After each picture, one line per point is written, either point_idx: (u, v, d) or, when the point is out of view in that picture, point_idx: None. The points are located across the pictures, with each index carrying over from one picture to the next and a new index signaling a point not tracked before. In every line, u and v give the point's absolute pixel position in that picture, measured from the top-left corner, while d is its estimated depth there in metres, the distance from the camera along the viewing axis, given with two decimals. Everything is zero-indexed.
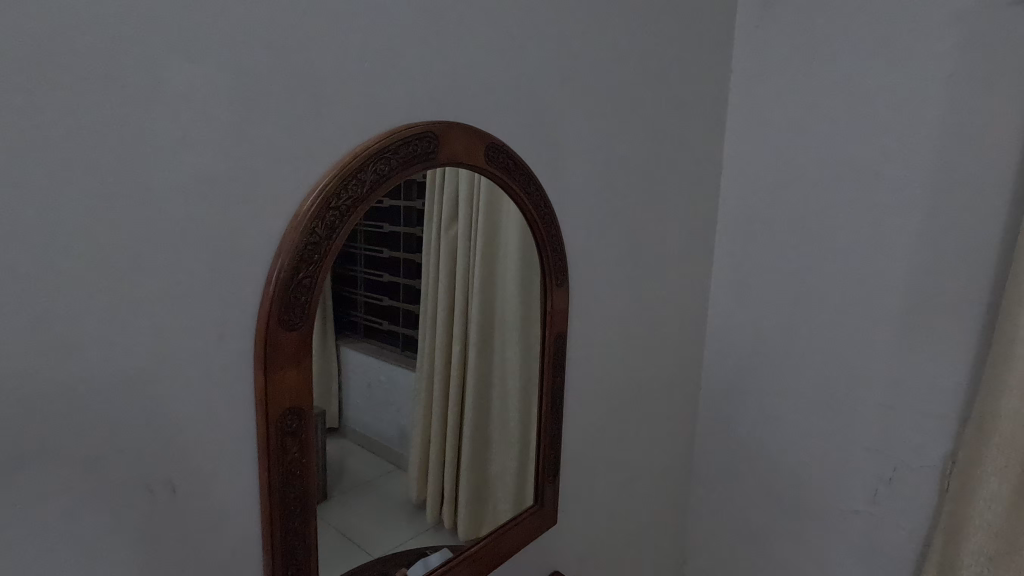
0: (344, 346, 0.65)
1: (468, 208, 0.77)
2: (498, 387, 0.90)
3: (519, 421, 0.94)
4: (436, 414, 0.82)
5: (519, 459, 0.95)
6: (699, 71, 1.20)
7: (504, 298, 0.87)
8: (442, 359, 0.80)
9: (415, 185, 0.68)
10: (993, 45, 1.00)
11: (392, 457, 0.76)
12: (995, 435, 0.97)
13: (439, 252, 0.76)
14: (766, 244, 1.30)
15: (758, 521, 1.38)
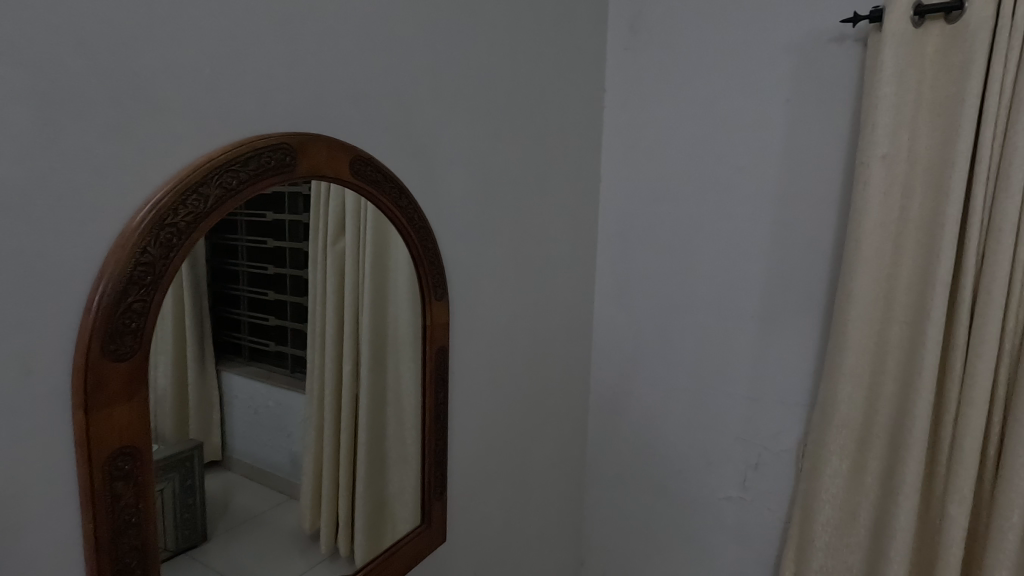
0: (225, 371, 0.66)
1: (356, 224, 0.77)
2: (392, 404, 0.89)
3: (415, 438, 0.93)
4: (327, 439, 0.79)
5: (417, 478, 0.94)
6: (574, 88, 1.26)
7: (396, 316, 0.87)
8: (332, 379, 0.79)
9: (300, 198, 0.68)
10: (817, 74, 1.15)
11: (284, 487, 0.74)
12: (834, 417, 1.10)
13: (327, 269, 0.75)
14: (643, 252, 1.38)
15: (646, 517, 1.44)
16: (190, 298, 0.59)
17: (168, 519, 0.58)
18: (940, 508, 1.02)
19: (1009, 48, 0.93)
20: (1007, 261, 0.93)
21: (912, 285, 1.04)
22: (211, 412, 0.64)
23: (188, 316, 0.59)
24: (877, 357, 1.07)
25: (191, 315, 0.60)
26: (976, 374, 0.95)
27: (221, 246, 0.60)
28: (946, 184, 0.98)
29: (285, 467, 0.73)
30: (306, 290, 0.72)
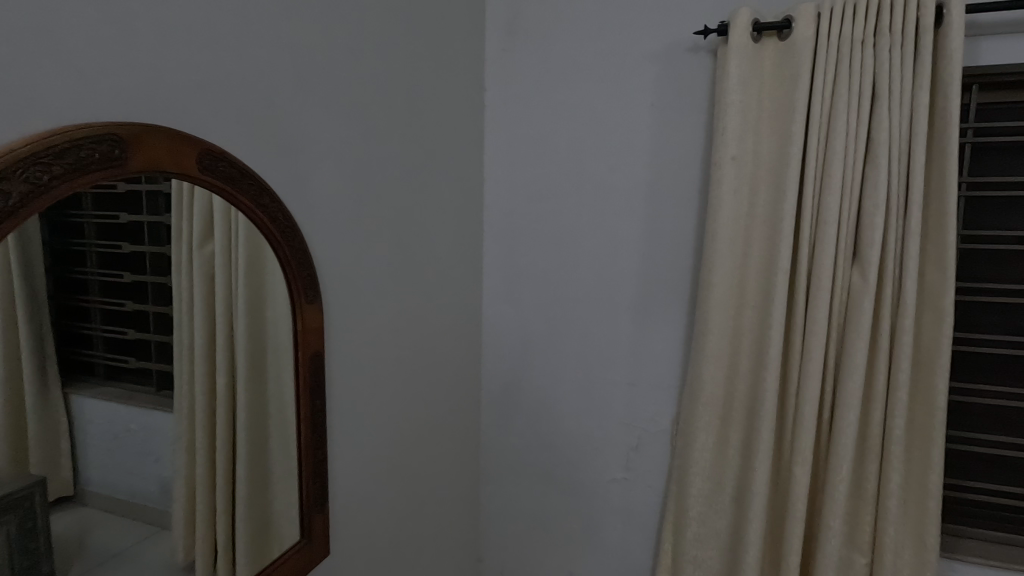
0: (73, 394, 0.59)
1: (228, 226, 0.73)
2: (275, 415, 0.84)
3: (297, 450, 0.88)
4: (201, 460, 0.72)
5: (299, 491, 0.89)
6: (452, 86, 1.26)
7: (275, 322, 0.83)
8: (204, 393, 0.72)
9: (162, 197, 0.64)
10: (676, 81, 1.25)
11: (152, 518, 0.67)
12: (701, 396, 1.20)
13: (195, 276, 0.69)
14: (526, 249, 1.42)
15: (540, 506, 1.48)
16: (26, 314, 0.54)
17: (4, 564, 0.54)
18: (788, 470, 1.15)
19: (826, 64, 1.07)
20: (831, 250, 1.07)
21: (760, 272, 1.15)
22: (58, 441, 0.57)
23: (26, 334, 0.54)
24: (733, 339, 1.19)
25: (28, 336, 0.54)
26: (811, 349, 1.09)
27: (65, 252, 0.56)
28: (783, 181, 1.11)
29: (154, 495, 0.67)
30: (172, 298, 0.67)
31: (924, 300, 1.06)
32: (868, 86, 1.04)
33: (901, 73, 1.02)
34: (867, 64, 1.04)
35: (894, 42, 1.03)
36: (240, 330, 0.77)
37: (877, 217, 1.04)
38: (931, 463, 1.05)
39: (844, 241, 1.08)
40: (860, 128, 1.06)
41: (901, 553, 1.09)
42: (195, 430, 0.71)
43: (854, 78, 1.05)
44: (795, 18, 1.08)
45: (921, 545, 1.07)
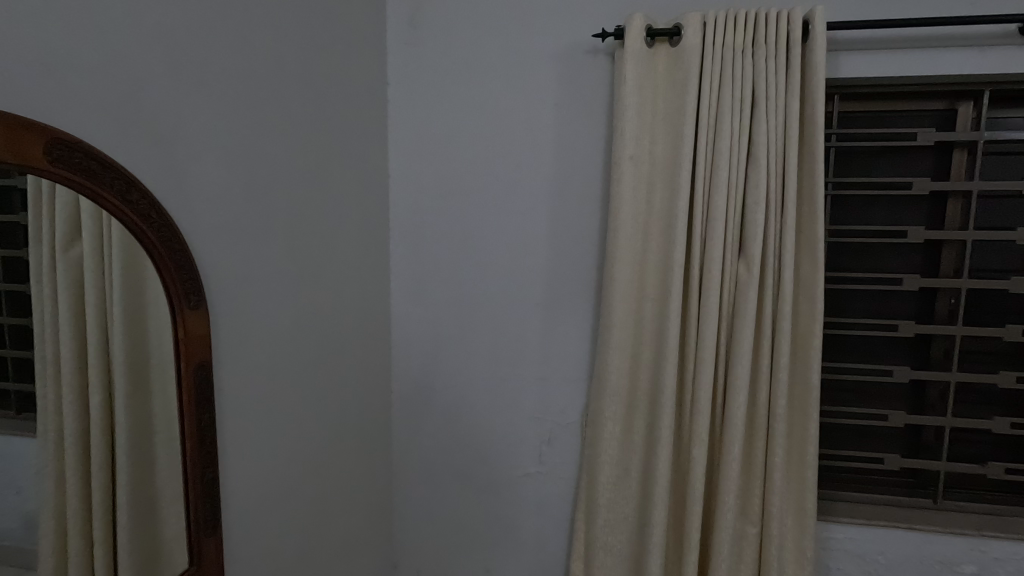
0: None
1: (99, 229, 0.66)
2: (160, 435, 0.76)
3: (183, 471, 0.80)
4: (72, 490, 0.65)
5: (188, 515, 0.81)
6: (351, 79, 1.21)
7: (160, 334, 0.75)
8: (77, 420, 0.65)
9: (17, 193, 0.57)
10: (577, 81, 1.28)
11: (16, 559, 0.59)
12: (607, 386, 1.24)
13: (60, 287, 0.63)
14: (435, 247, 1.40)
15: (455, 507, 1.47)
16: None
17: None
18: (688, 453, 1.22)
19: (711, 72, 1.14)
20: (719, 244, 1.15)
21: (658, 266, 1.22)
22: None
23: None
24: (636, 331, 1.24)
25: None
26: (705, 337, 1.16)
27: None
28: (676, 180, 1.17)
29: (17, 533, 0.59)
30: (31, 308, 0.60)
31: (800, 290, 1.16)
32: (748, 92, 1.13)
33: (775, 81, 1.12)
34: (746, 72, 1.13)
35: (769, 53, 1.12)
36: (113, 341, 0.69)
37: (759, 213, 1.13)
38: (808, 437, 1.15)
39: (731, 236, 1.16)
40: (743, 131, 1.14)
41: (785, 520, 1.20)
42: (66, 459, 0.64)
43: (736, 85, 1.13)
44: (683, 26, 1.15)
45: (801, 512, 1.18)
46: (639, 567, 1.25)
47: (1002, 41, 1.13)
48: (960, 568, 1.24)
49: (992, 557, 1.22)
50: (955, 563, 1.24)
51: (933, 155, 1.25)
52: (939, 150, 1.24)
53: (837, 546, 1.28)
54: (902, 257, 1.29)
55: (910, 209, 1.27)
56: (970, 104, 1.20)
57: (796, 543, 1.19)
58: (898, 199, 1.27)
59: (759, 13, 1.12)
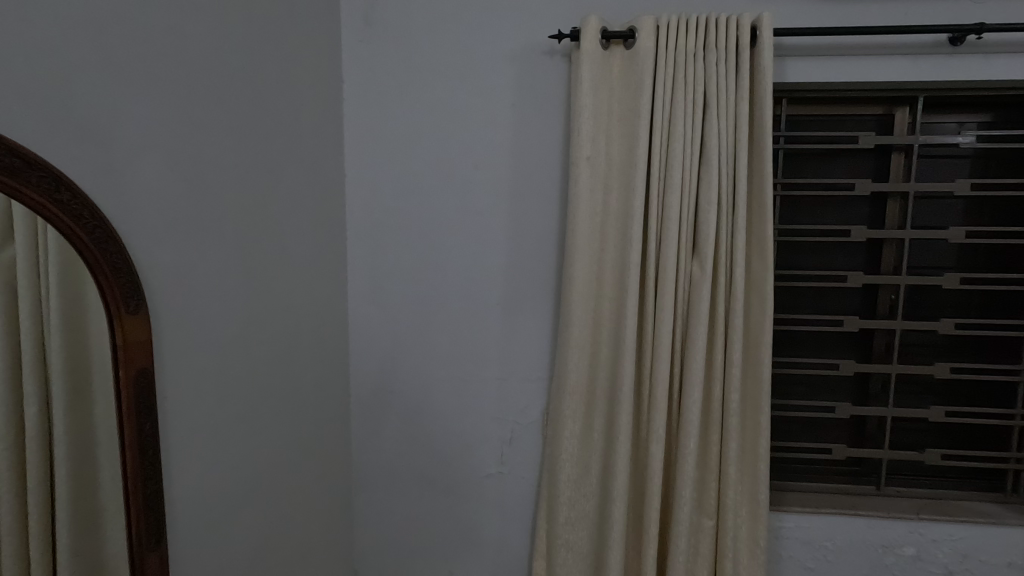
0: None
1: (29, 229, 0.63)
2: (101, 445, 0.73)
3: (123, 483, 0.76)
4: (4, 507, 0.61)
5: (129, 530, 0.77)
6: (303, 76, 1.18)
7: (98, 340, 0.72)
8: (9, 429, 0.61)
9: None
10: (534, 83, 1.29)
11: None
12: (567, 385, 1.25)
13: None
14: (393, 247, 1.38)
15: (416, 509, 1.45)
16: None
17: None
18: (645, 449, 1.25)
19: (665, 75, 1.17)
20: (674, 243, 1.17)
21: (615, 265, 1.23)
22: None
23: None
24: (594, 329, 1.26)
25: None
26: (661, 335, 1.19)
27: None
28: (632, 181, 1.19)
29: None
30: None
31: (750, 287, 1.20)
32: (700, 95, 1.15)
33: (725, 84, 1.15)
34: (698, 75, 1.16)
35: (719, 57, 1.15)
36: (50, 348, 0.66)
37: (711, 214, 1.16)
38: (759, 431, 1.19)
39: (685, 236, 1.19)
40: (695, 132, 1.17)
41: (740, 512, 1.23)
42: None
43: (689, 88, 1.16)
44: (637, 29, 1.17)
45: (755, 503, 1.22)
46: (600, 563, 1.27)
47: (934, 50, 1.19)
48: (902, 551, 1.30)
49: (930, 539, 1.29)
50: (897, 547, 1.30)
51: (874, 158, 1.31)
52: (879, 153, 1.30)
53: (789, 534, 1.32)
54: (846, 255, 1.35)
55: (853, 209, 1.33)
56: (906, 110, 1.27)
57: (750, 532, 1.23)
58: (841, 199, 1.33)
59: (709, 18, 1.15)
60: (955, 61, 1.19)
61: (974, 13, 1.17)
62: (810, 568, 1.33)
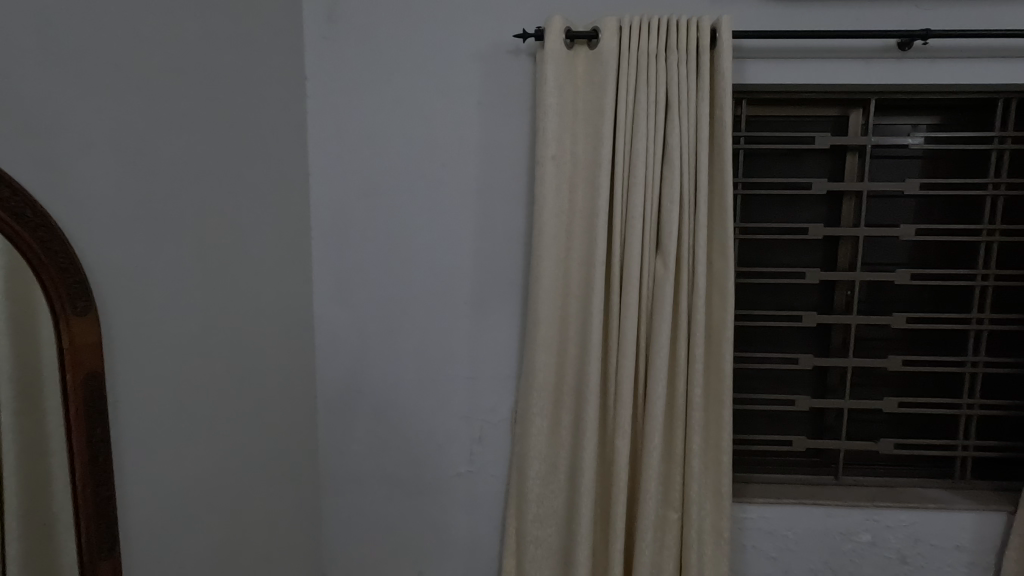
0: None
1: None
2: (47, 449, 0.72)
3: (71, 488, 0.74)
4: None
5: (79, 537, 0.75)
6: (263, 73, 1.16)
7: (44, 343, 0.71)
8: None
9: None
10: (500, 82, 1.29)
11: None
12: (535, 383, 1.26)
13: None
14: (359, 246, 1.36)
15: (385, 511, 1.44)
16: None
17: None
18: (612, 444, 1.26)
19: (628, 75, 1.18)
20: (638, 241, 1.19)
21: (581, 263, 1.25)
22: None
23: None
24: (561, 327, 1.27)
25: None
26: (626, 332, 1.21)
27: None
28: (597, 180, 1.20)
29: None
30: None
31: (713, 284, 1.22)
32: (662, 96, 1.18)
33: (686, 85, 1.17)
34: (660, 76, 1.18)
35: (680, 58, 1.17)
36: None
37: (673, 212, 1.18)
38: (722, 424, 1.22)
39: (649, 234, 1.21)
40: (658, 132, 1.19)
41: (704, 504, 1.26)
42: None
43: (651, 88, 1.18)
44: (600, 30, 1.18)
45: (718, 495, 1.24)
46: (569, 558, 1.28)
47: (883, 55, 1.23)
48: (859, 537, 1.34)
49: (885, 525, 1.34)
50: (854, 534, 1.34)
51: (830, 158, 1.35)
52: (835, 153, 1.35)
53: (752, 525, 1.35)
54: (804, 253, 1.39)
55: (810, 208, 1.37)
56: (860, 112, 1.31)
57: (714, 523, 1.25)
58: (799, 198, 1.37)
59: (670, 20, 1.17)
60: (904, 65, 1.23)
61: (919, 20, 1.22)
62: (773, 557, 1.36)
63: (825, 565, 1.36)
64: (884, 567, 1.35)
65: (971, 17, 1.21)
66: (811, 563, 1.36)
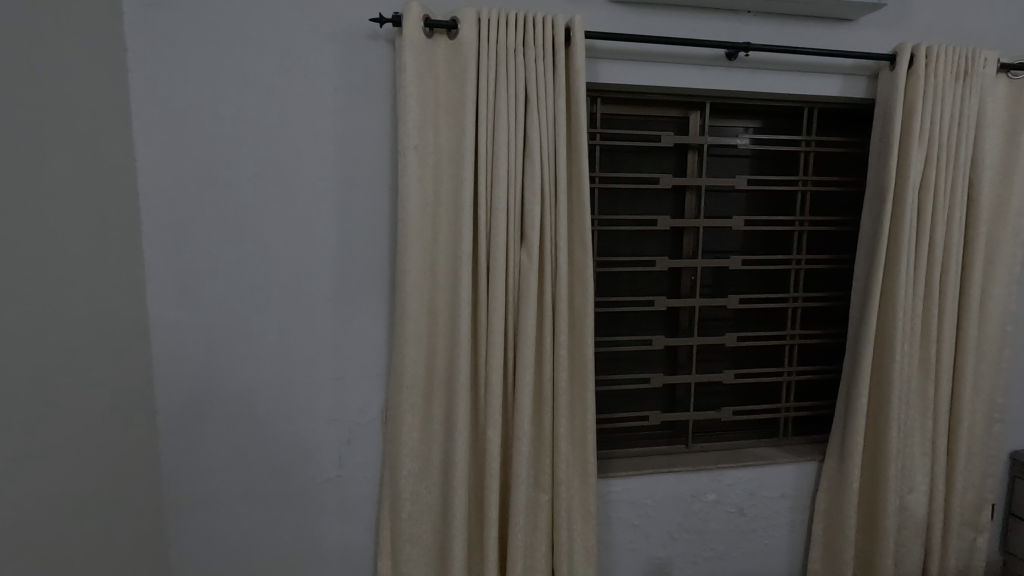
0: None
1: None
2: None
3: None
4: None
5: None
6: (73, 38, 0.99)
7: None
8: None
9: None
10: (357, 68, 1.24)
11: None
12: (404, 380, 1.23)
13: None
14: (202, 241, 1.23)
15: (245, 529, 1.32)
16: None
17: None
18: (484, 434, 1.27)
19: (488, 68, 1.19)
20: (503, 233, 1.21)
21: (448, 256, 1.24)
22: None
23: None
24: (430, 321, 1.25)
25: None
26: (494, 323, 1.22)
27: None
28: (460, 172, 1.19)
29: None
30: None
31: (574, 273, 1.28)
32: (521, 90, 1.20)
33: (544, 81, 1.21)
34: (519, 70, 1.20)
35: (538, 55, 1.20)
36: None
37: (535, 205, 1.22)
38: (585, 405, 1.29)
39: (513, 226, 1.23)
40: (518, 126, 1.21)
41: (572, 483, 1.32)
42: None
43: (511, 82, 1.19)
44: (459, 20, 1.17)
45: (584, 473, 1.31)
46: (445, 552, 1.27)
47: (715, 63, 1.36)
48: (706, 497, 1.50)
49: (727, 484, 1.50)
50: (703, 494, 1.49)
51: (674, 156, 1.48)
52: (678, 151, 1.47)
53: (617, 498, 1.45)
54: (655, 242, 1.50)
55: (659, 202, 1.49)
56: (698, 114, 1.44)
57: (582, 500, 1.32)
58: (649, 192, 1.48)
59: (528, 16, 1.20)
60: (733, 74, 1.38)
61: (743, 34, 1.37)
62: (635, 524, 1.47)
63: (679, 526, 1.50)
64: (727, 520, 1.52)
65: (783, 35, 1.39)
66: (668, 526, 1.49)
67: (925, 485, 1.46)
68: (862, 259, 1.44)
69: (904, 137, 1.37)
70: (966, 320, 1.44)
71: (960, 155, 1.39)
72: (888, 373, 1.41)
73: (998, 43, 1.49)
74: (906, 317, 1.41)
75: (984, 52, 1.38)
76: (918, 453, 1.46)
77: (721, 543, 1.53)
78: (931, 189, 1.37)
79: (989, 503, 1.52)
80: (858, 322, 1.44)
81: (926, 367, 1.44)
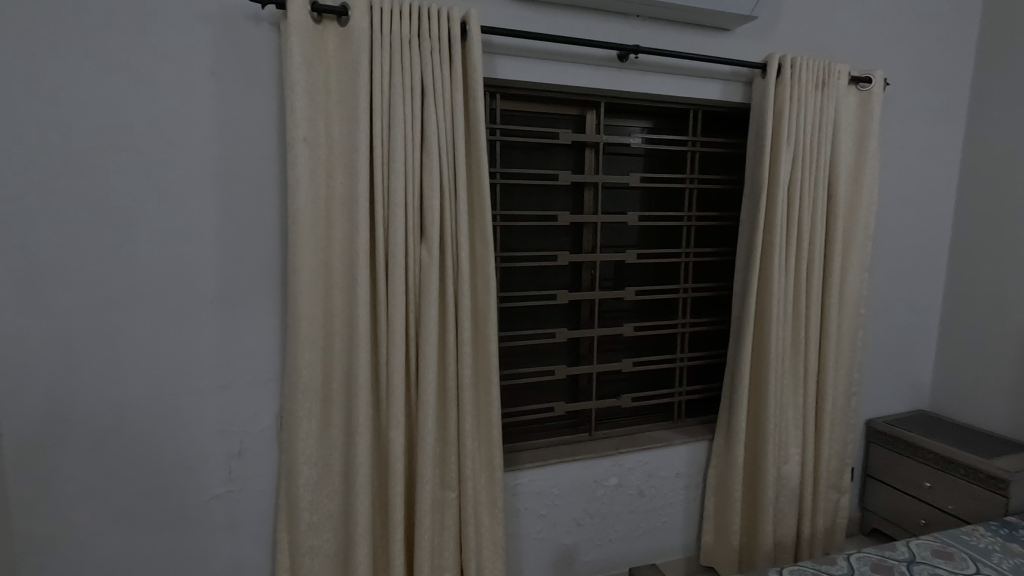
0: None
1: None
2: None
3: None
4: None
5: None
6: None
7: None
8: None
9: None
10: (237, 52, 1.15)
11: None
12: (298, 383, 1.16)
13: None
14: (54, 239, 1.08)
15: (116, 558, 1.18)
16: None
17: None
18: (386, 435, 1.24)
19: (381, 57, 1.15)
20: (401, 228, 1.18)
21: (344, 253, 1.18)
22: None
23: None
24: (325, 321, 1.19)
25: None
26: (395, 321, 1.19)
27: None
28: (354, 165, 1.14)
29: None
30: None
31: (476, 268, 1.28)
32: (417, 82, 1.18)
33: (440, 74, 1.19)
34: (415, 62, 1.17)
35: (433, 47, 1.18)
36: None
37: (434, 199, 1.20)
38: (491, 400, 1.29)
39: (412, 221, 1.20)
40: (415, 118, 1.18)
41: (479, 478, 1.32)
42: None
43: (406, 73, 1.17)
44: (349, 6, 1.11)
45: (490, 467, 1.32)
46: (348, 560, 1.22)
47: (607, 64, 1.42)
48: (608, 482, 1.56)
49: (627, 467, 1.57)
50: (605, 479, 1.55)
51: (572, 153, 1.52)
52: (576, 148, 1.51)
53: (523, 489, 1.47)
54: (556, 237, 1.54)
55: (558, 197, 1.52)
56: (593, 113, 1.49)
57: (489, 493, 1.33)
58: (549, 189, 1.51)
59: (422, 8, 1.17)
60: (625, 74, 1.44)
61: (632, 38, 1.44)
62: (541, 514, 1.50)
63: (583, 511, 1.55)
64: (627, 502, 1.59)
65: (669, 41, 1.47)
66: (573, 512, 1.54)
67: (797, 454, 1.62)
68: (742, 252, 1.56)
69: (775, 140, 1.51)
70: (829, 305, 1.61)
71: (820, 157, 1.55)
72: (765, 356, 1.54)
73: (848, 57, 1.68)
74: (781, 304, 1.55)
75: (837, 65, 1.54)
76: (791, 426, 1.61)
77: (623, 524, 1.60)
78: (797, 187, 1.52)
79: (848, 466, 1.72)
80: (739, 310, 1.56)
81: (797, 348, 1.59)
